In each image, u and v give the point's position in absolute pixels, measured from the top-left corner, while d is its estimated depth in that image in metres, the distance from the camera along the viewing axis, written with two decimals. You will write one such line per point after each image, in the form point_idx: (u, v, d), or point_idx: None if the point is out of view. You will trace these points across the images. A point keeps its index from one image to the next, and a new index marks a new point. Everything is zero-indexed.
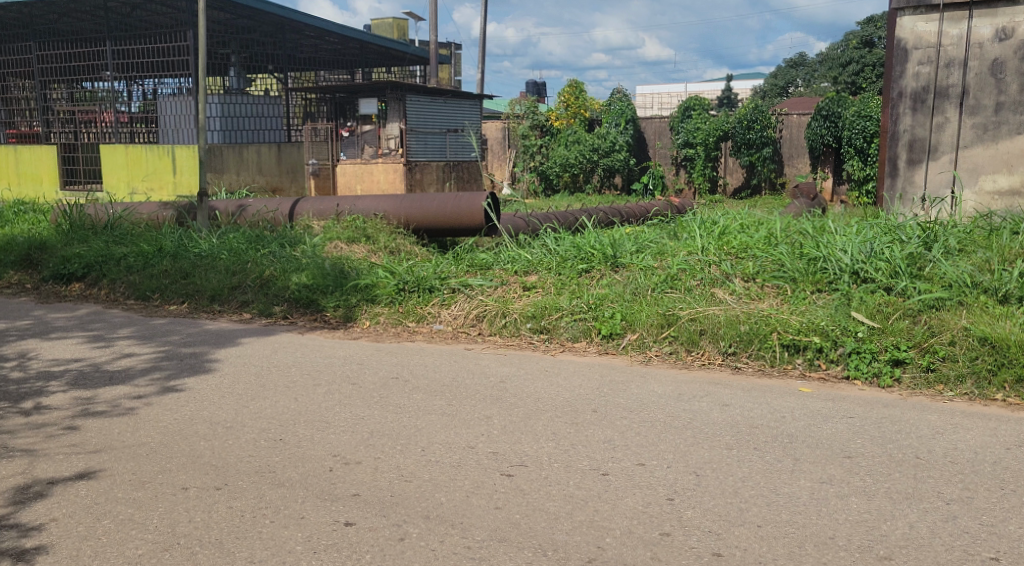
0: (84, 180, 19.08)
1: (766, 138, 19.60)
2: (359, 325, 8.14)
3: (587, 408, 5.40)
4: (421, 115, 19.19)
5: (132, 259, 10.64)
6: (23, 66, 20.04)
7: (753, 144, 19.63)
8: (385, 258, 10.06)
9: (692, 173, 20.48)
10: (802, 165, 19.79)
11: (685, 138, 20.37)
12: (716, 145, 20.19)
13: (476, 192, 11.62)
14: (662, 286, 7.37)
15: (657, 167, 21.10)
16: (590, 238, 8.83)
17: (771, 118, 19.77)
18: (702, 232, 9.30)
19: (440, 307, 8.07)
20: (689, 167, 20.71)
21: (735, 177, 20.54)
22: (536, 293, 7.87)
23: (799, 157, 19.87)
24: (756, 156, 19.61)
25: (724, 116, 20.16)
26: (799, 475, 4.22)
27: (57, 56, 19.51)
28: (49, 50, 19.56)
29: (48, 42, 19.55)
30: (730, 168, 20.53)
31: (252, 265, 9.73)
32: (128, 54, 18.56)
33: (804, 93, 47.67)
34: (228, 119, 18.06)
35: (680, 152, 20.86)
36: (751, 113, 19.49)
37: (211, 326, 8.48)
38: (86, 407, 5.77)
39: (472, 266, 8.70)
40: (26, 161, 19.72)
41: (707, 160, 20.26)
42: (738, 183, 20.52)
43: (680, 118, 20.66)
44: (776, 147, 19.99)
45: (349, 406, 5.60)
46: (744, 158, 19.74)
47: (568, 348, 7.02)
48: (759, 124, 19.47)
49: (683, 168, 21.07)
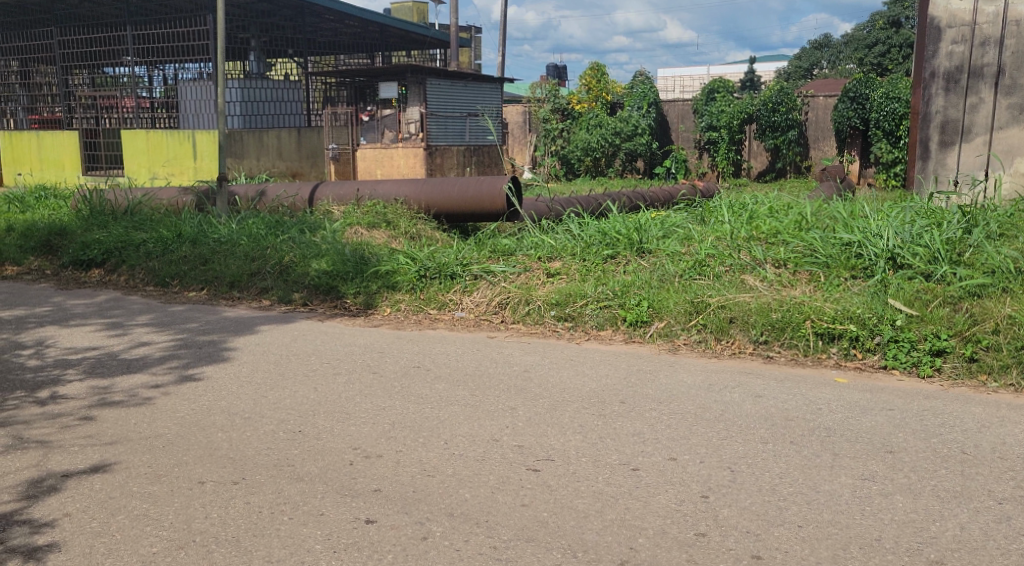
0: (104, 165, 19.35)
1: (792, 121, 19.27)
2: (379, 312, 8.00)
3: (615, 399, 5.24)
4: (443, 98, 18.81)
5: (151, 245, 10.53)
6: (44, 51, 20.00)
7: (779, 127, 19.32)
8: (406, 245, 9.92)
9: (715, 157, 20.15)
10: (829, 147, 19.52)
11: (709, 121, 20.05)
12: (741, 128, 19.93)
13: (498, 176, 11.44)
14: (690, 272, 7.18)
15: (680, 151, 20.85)
16: (615, 224, 8.65)
17: (797, 100, 19.44)
18: (729, 216, 9.08)
19: (462, 295, 7.92)
20: (712, 150, 20.37)
21: (760, 161, 20.30)
22: (561, 279, 7.70)
23: (825, 140, 19.62)
24: (781, 139, 19.32)
25: (749, 99, 19.87)
26: (839, 471, 4.05)
27: (78, 42, 19.45)
28: (71, 36, 19.50)
29: (70, 27, 19.48)
30: (754, 151, 20.26)
31: (271, 251, 9.61)
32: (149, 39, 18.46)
33: (828, 74, 47.14)
34: (248, 104, 17.94)
35: (703, 136, 20.53)
36: (776, 95, 19.19)
37: (230, 313, 8.37)
38: (102, 397, 5.64)
39: (495, 251, 8.54)
40: (46, 148, 20.05)
41: (730, 143, 19.96)
42: (762, 167, 20.28)
43: (704, 101, 20.41)
44: (802, 130, 19.70)
45: (370, 396, 5.46)
46: (768, 141, 19.43)
47: (593, 336, 6.88)
48: (784, 106, 19.16)
49: (706, 152, 20.81)
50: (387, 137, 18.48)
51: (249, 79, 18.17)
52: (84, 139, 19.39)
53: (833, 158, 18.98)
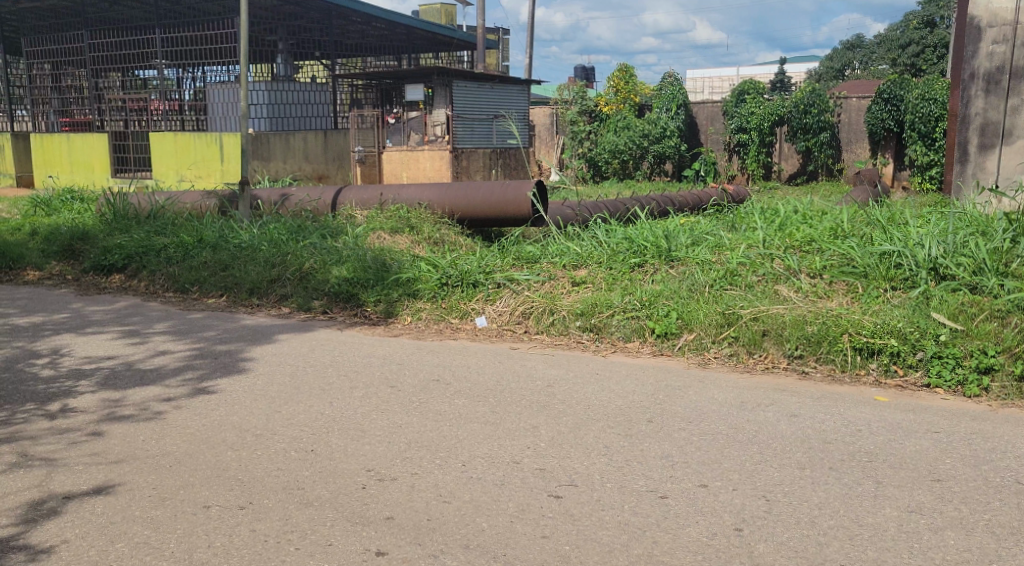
0: (135, 168, 19.17)
1: (823, 123, 18.93)
2: (400, 321, 7.80)
3: (642, 418, 4.99)
4: (469, 102, 18.82)
5: (172, 250, 10.35)
6: (74, 54, 19.96)
7: (810, 129, 18.98)
8: (428, 251, 9.73)
9: (745, 159, 19.86)
10: (861, 150, 19.12)
11: (739, 123, 19.87)
12: (771, 130, 19.62)
13: (523, 180, 11.21)
14: (721, 282, 6.93)
15: (709, 153, 20.52)
16: (643, 231, 8.40)
17: (829, 101, 19.11)
18: (762, 223, 8.79)
19: (484, 304, 7.70)
20: (742, 153, 20.11)
21: (790, 164, 19.82)
22: (586, 288, 7.47)
23: (857, 143, 19.13)
24: (813, 141, 18.95)
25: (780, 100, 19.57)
26: (883, 503, 3.80)
27: (109, 45, 19.37)
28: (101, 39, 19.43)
29: (100, 30, 19.41)
30: (785, 154, 19.89)
31: (291, 257, 9.43)
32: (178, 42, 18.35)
33: (860, 76, 46.54)
34: (275, 107, 17.85)
35: (733, 138, 20.29)
36: (808, 96, 18.89)
37: (249, 321, 8.19)
38: (112, 410, 5.44)
39: (519, 258, 8.31)
40: (77, 150, 19.98)
41: (761, 145, 19.63)
42: (793, 169, 19.85)
43: (734, 103, 20.12)
44: (834, 131, 19.28)
45: (386, 413, 5.25)
46: (800, 143, 19.04)
47: (620, 349, 6.66)
48: (816, 108, 18.84)
49: (736, 154, 20.48)
50: (413, 139, 18.40)
51: (277, 81, 18.07)
52: (113, 141, 19.17)
53: (866, 161, 18.60)
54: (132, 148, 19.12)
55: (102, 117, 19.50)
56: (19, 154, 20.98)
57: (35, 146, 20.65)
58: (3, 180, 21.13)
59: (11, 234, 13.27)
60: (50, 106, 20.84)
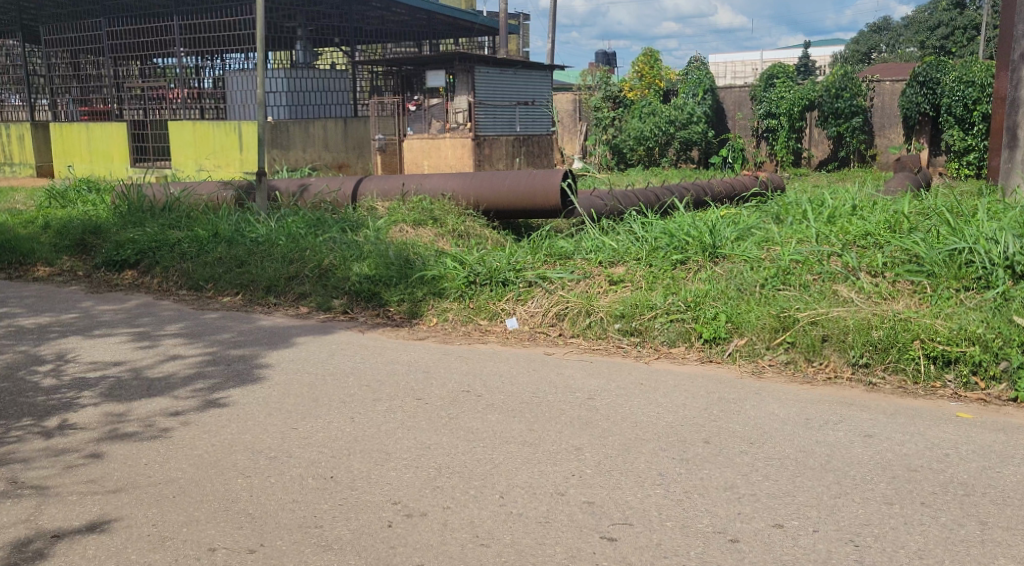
0: (154, 158, 18.97)
1: (856, 107, 18.22)
2: (424, 323, 7.33)
3: (696, 439, 4.49)
4: (492, 89, 18.15)
5: (186, 245, 9.84)
6: (94, 42, 19.45)
7: (842, 113, 18.29)
8: (453, 247, 9.24)
9: (774, 146, 19.16)
10: (896, 135, 18.44)
11: (768, 108, 19.18)
12: (802, 115, 18.99)
13: (551, 169, 10.71)
14: (773, 282, 6.42)
15: (737, 139, 19.90)
16: (683, 224, 7.87)
17: (862, 85, 18.45)
18: (810, 216, 8.23)
19: (515, 304, 7.21)
20: (771, 139, 19.46)
21: (821, 149, 19.28)
22: (626, 288, 6.97)
23: (892, 127, 18.50)
24: (845, 126, 18.29)
25: (810, 85, 18.91)
26: (995, 551, 3.38)
27: (128, 33, 18.79)
28: (120, 27, 18.85)
29: (118, 18, 18.83)
30: (815, 139, 19.27)
31: (310, 252, 8.94)
32: (198, 29, 17.81)
33: (887, 59, 45.57)
34: (295, 95, 17.43)
35: (761, 123, 19.65)
36: (840, 80, 18.24)
37: (265, 322, 7.70)
38: (114, 427, 4.97)
39: (551, 254, 7.80)
40: (96, 139, 19.72)
41: (790, 131, 19.01)
42: (824, 156, 19.23)
43: (763, 88, 19.47)
44: (866, 116, 18.60)
45: (413, 431, 4.77)
46: (831, 129, 18.40)
47: (664, 355, 6.18)
48: (848, 91, 18.17)
49: (764, 140, 19.85)
50: (435, 127, 17.87)
51: (296, 68, 17.62)
52: (132, 131, 19.00)
53: (900, 147, 17.96)
54: (150, 137, 18.91)
55: (123, 107, 19.16)
56: (38, 143, 20.79)
57: (54, 135, 20.46)
58: (25, 170, 20.97)
59: (22, 227, 12.82)
60: (69, 94, 20.43)
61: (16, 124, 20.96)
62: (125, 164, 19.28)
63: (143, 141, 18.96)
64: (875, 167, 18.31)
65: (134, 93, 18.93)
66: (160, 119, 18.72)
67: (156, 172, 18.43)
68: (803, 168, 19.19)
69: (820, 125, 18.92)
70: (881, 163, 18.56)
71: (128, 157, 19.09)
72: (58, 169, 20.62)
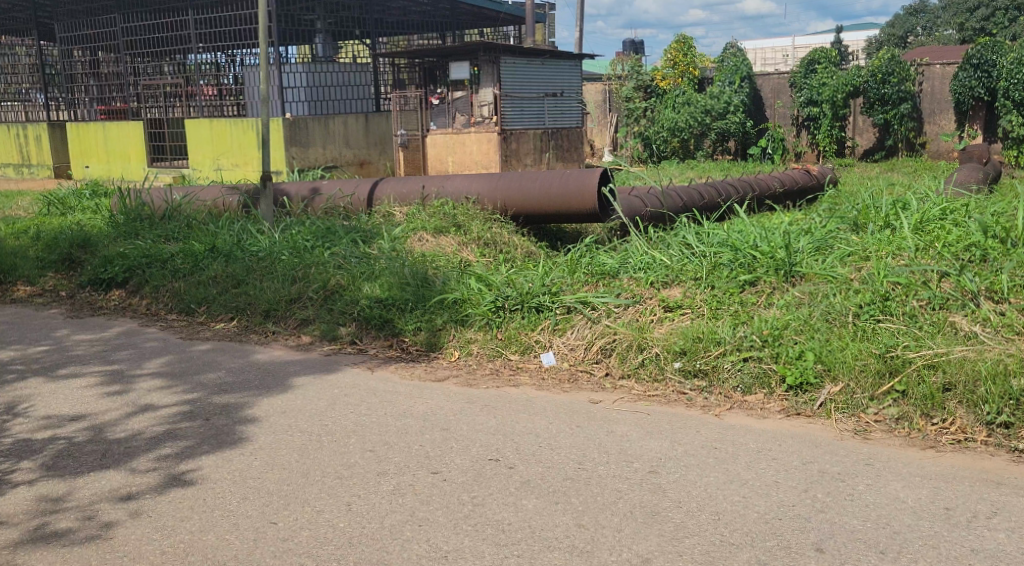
0: (171, 158, 18.10)
1: (904, 93, 16.85)
2: (444, 358, 6.22)
3: (804, 546, 3.50)
4: (519, 80, 16.91)
5: (179, 260, 8.70)
6: (106, 38, 18.45)
7: (889, 99, 16.93)
8: (480, 266, 8.18)
9: (816, 135, 17.96)
10: (947, 121, 16.97)
11: (809, 95, 17.88)
12: (846, 103, 17.62)
13: (587, 169, 9.55)
14: (870, 309, 5.27)
15: (776, 129, 18.58)
16: (747, 236, 6.72)
17: (909, 69, 17.10)
18: (896, 225, 7.03)
19: (551, 334, 6.08)
20: (812, 128, 18.15)
21: (866, 138, 17.82)
22: (685, 316, 5.85)
23: (941, 114, 17.03)
24: (892, 113, 16.90)
25: (855, 70, 17.52)
26: None
27: (144, 28, 17.79)
28: (135, 22, 17.85)
29: (132, 13, 17.82)
30: (859, 127, 17.85)
31: (315, 269, 7.83)
32: (215, 22, 16.77)
33: (924, 41, 43.84)
34: (316, 89, 16.39)
35: (802, 111, 18.37)
36: (886, 64, 16.96)
37: (259, 357, 6.58)
38: (43, 522, 3.88)
39: (592, 273, 6.65)
40: (112, 139, 18.80)
41: (833, 120, 17.69)
42: (869, 145, 17.83)
43: (803, 73, 18.19)
44: (915, 102, 17.21)
45: (427, 529, 3.72)
46: (877, 116, 17.03)
47: (739, 403, 5.04)
48: (895, 76, 16.86)
49: (805, 129, 18.51)
50: (459, 121, 16.72)
51: (315, 60, 16.54)
52: (148, 130, 18.01)
53: (952, 135, 16.51)
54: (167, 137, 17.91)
55: (139, 105, 18.17)
56: (56, 144, 19.93)
57: (70, 136, 19.60)
58: (42, 170, 20.12)
59: (13, 237, 11.72)
60: (82, 92, 19.42)
61: (30, 125, 20.08)
62: (142, 164, 18.28)
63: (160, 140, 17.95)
64: (925, 157, 16.91)
65: (148, 90, 17.90)
66: (176, 118, 17.71)
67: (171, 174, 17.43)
68: (847, 159, 17.82)
69: (865, 112, 17.53)
70: (931, 152, 17.12)
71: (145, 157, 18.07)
72: (76, 170, 19.77)
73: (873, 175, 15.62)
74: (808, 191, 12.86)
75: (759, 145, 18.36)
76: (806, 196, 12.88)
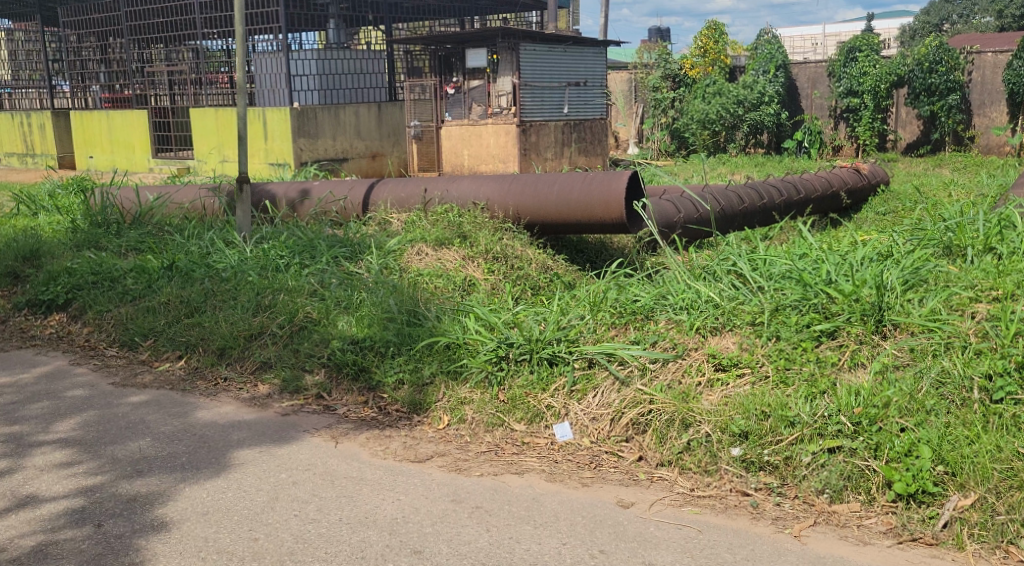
0: (176, 148, 16.70)
1: (953, 82, 15.29)
2: (431, 425, 4.87)
3: None
4: (542, 67, 15.27)
5: (131, 279, 7.35)
6: (110, 23, 17.19)
7: (936, 90, 15.38)
8: (484, 296, 6.81)
9: (855, 128, 16.24)
10: (999, 113, 15.39)
11: (847, 86, 16.20)
12: (889, 93, 16.01)
13: (614, 172, 8.13)
14: (1004, 379, 3.91)
15: (813, 120, 16.97)
16: (818, 268, 5.33)
17: (958, 57, 15.49)
18: (1006, 252, 5.54)
19: (567, 398, 4.73)
20: (850, 119, 16.47)
21: (909, 131, 16.27)
22: (743, 378, 4.48)
23: (993, 105, 15.45)
24: (940, 104, 15.34)
25: (900, 58, 15.98)
26: None
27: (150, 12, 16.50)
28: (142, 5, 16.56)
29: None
30: (903, 119, 16.30)
31: (285, 297, 6.46)
32: (219, 6, 15.39)
33: (960, 29, 41.84)
34: (325, 77, 15.06)
35: (841, 101, 16.72)
36: (934, 52, 15.33)
37: (202, 418, 5.21)
38: None
39: (620, 312, 5.26)
40: (117, 128, 17.37)
41: (876, 111, 16.04)
42: (913, 138, 16.26)
43: (842, 62, 16.40)
44: (964, 93, 15.61)
45: None
46: (923, 107, 15.48)
47: (824, 516, 3.74)
48: (943, 65, 15.27)
49: (844, 121, 16.88)
50: (476, 112, 15.38)
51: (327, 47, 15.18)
52: (153, 119, 16.69)
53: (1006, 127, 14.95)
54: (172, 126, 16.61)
55: (143, 93, 16.86)
56: (61, 132, 18.51)
57: (75, 125, 18.15)
58: (47, 161, 18.72)
59: None
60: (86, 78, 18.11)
61: (35, 112, 18.76)
62: (147, 155, 16.93)
63: (164, 130, 16.66)
64: (975, 152, 15.29)
65: (155, 77, 16.62)
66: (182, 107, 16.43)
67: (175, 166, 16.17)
68: (890, 152, 16.17)
69: (909, 104, 15.96)
70: (982, 145, 15.51)
71: (149, 148, 16.78)
72: (80, 160, 18.37)
73: (921, 172, 14.07)
74: (858, 191, 11.43)
75: (795, 138, 16.76)
76: (856, 196, 11.44)
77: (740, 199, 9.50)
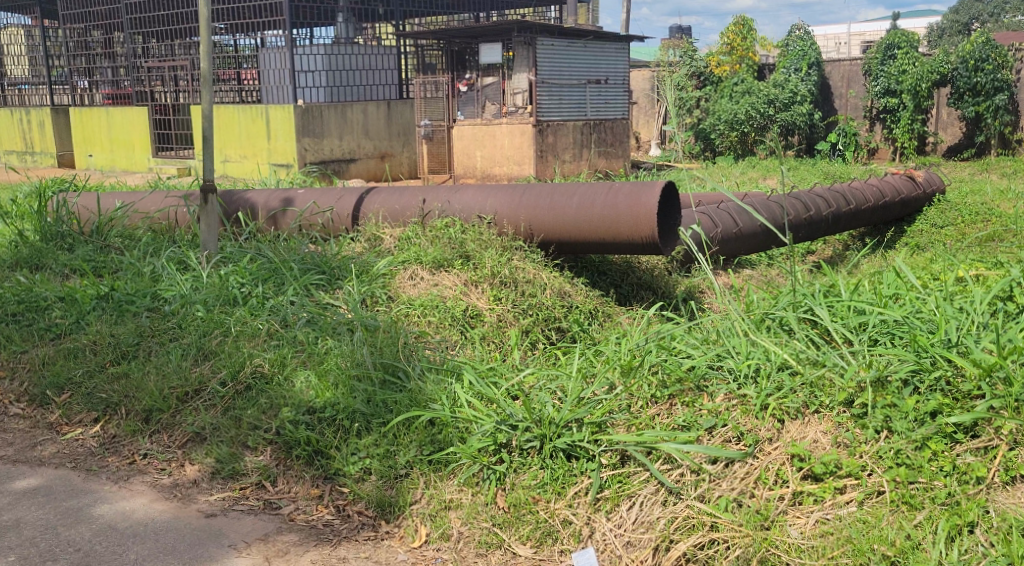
0: (177, 147, 15.38)
1: (1001, 82, 13.79)
2: (401, 542, 3.61)
3: None
4: (561, 64, 13.77)
5: (59, 310, 5.99)
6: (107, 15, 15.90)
7: (981, 89, 13.90)
8: (483, 350, 5.43)
9: (893, 130, 14.72)
10: None
11: (885, 85, 14.74)
12: (930, 93, 14.46)
13: (645, 182, 6.46)
14: None
15: (848, 122, 15.44)
16: (931, 324, 4.02)
17: (1007, 53, 14.00)
18: None
19: (592, 509, 3.47)
20: (888, 122, 14.95)
21: (951, 134, 14.73)
22: (847, 496, 3.29)
23: None
24: (984, 105, 13.83)
25: (943, 55, 14.44)
26: None
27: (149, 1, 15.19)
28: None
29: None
30: (943, 121, 14.75)
31: (234, 345, 5.09)
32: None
33: (990, 28, 39.66)
34: (335, 74, 13.75)
35: (878, 102, 15.15)
36: (979, 49, 13.85)
37: (99, 517, 3.87)
38: None
39: (664, 381, 3.90)
40: (115, 125, 16.00)
41: (915, 112, 14.47)
42: (954, 141, 14.69)
43: (879, 60, 14.95)
44: (1012, 93, 14.09)
45: None
46: (967, 108, 13.99)
47: None
48: (990, 63, 13.80)
49: (880, 122, 15.33)
50: (489, 111, 13.84)
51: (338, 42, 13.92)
52: (154, 116, 15.42)
53: None
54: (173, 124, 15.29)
55: (139, 89, 15.53)
56: (60, 131, 17.14)
57: (74, 122, 16.79)
58: (45, 160, 17.34)
59: None
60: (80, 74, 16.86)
61: (34, 109, 17.39)
62: (146, 154, 15.57)
63: (164, 128, 15.35)
64: None
65: (149, 72, 15.33)
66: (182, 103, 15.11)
67: (175, 167, 14.87)
68: (930, 156, 14.58)
69: (952, 104, 14.43)
70: None
71: (148, 147, 15.46)
72: (78, 159, 16.97)
73: (971, 179, 12.55)
74: (909, 200, 9.83)
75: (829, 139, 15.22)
76: (908, 205, 9.84)
77: (782, 209, 8.15)
